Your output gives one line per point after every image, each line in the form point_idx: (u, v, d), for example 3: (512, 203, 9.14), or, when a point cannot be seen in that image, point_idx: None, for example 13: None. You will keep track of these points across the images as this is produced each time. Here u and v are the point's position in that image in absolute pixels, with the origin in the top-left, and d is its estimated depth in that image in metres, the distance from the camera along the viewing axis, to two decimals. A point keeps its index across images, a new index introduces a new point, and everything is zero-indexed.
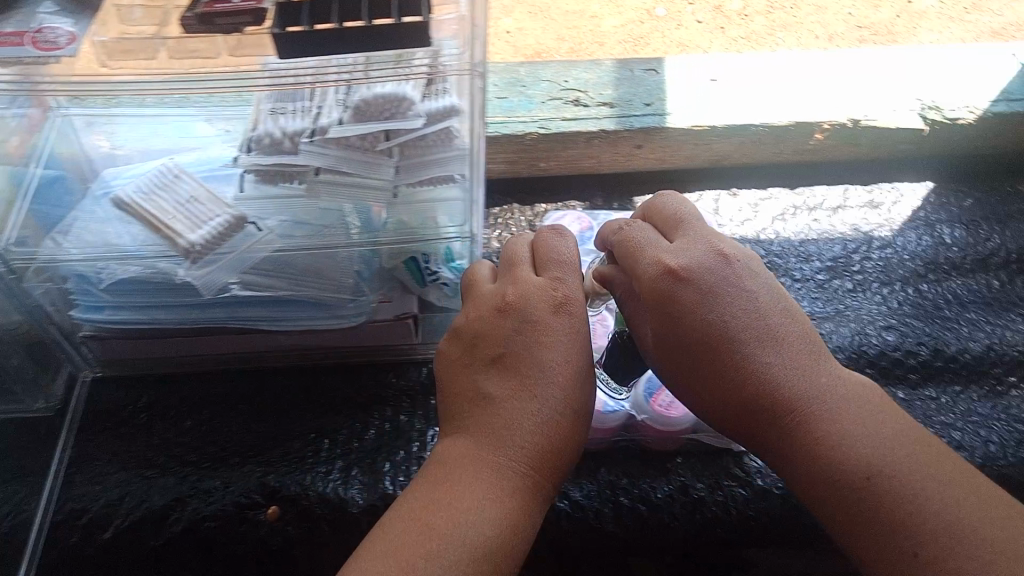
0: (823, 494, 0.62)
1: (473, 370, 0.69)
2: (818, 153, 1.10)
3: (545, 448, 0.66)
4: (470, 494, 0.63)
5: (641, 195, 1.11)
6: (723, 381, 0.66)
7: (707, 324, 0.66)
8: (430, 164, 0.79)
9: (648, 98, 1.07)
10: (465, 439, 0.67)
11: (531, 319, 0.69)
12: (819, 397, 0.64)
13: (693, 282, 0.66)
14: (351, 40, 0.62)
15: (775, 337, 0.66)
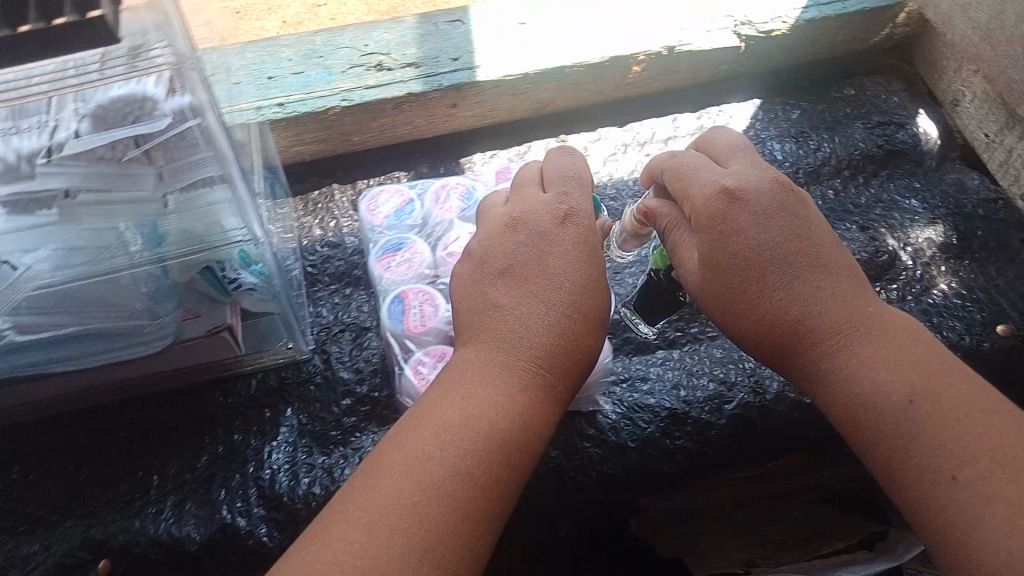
0: (846, 381, 0.66)
1: (481, 287, 0.71)
2: (641, 85, 1.06)
3: (553, 350, 0.67)
4: (493, 394, 0.64)
5: (469, 155, 1.04)
6: (752, 302, 0.70)
7: (760, 245, 0.70)
8: (192, 167, 0.68)
9: (455, 52, 1.00)
10: (473, 354, 0.67)
11: (541, 234, 0.73)
12: (849, 326, 0.68)
13: (751, 204, 0.71)
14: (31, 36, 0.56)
15: (806, 252, 0.71)
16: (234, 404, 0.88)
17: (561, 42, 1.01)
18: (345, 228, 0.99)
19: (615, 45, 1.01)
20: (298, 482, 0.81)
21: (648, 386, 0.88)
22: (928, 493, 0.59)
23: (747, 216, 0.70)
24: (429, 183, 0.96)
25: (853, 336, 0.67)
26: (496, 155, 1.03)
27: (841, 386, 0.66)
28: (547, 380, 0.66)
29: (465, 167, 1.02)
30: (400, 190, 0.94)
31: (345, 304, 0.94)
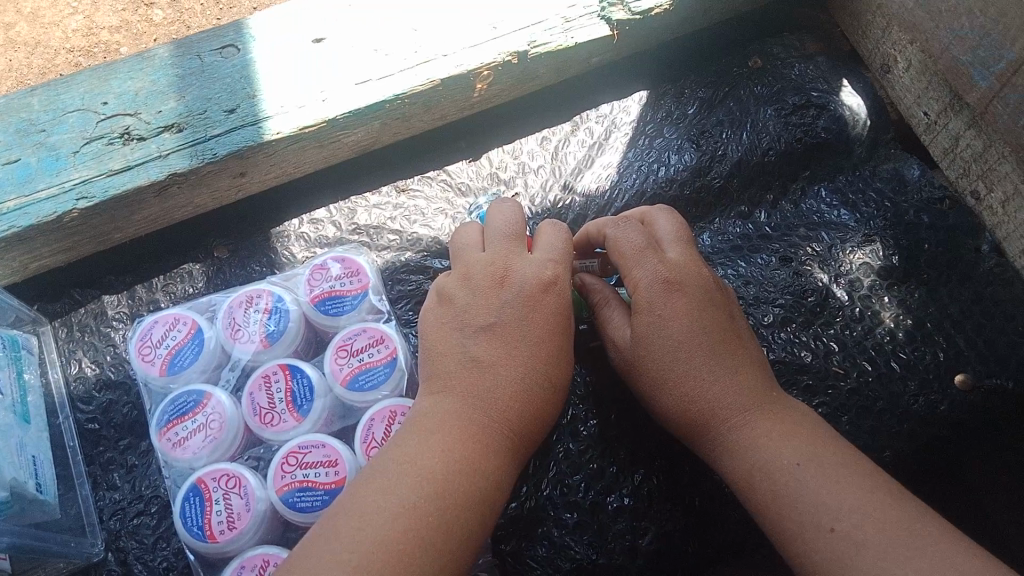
0: (742, 454, 0.55)
1: (458, 337, 0.59)
2: (495, 101, 0.82)
3: (533, 395, 0.58)
4: (466, 444, 0.54)
5: (283, 223, 0.80)
6: (669, 379, 0.58)
7: (689, 333, 0.58)
8: None
9: (231, 99, 0.73)
10: (443, 403, 0.57)
11: (532, 287, 0.60)
12: (765, 413, 0.56)
13: (687, 291, 0.59)
14: None
15: (730, 328, 0.60)
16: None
17: (378, 65, 0.75)
18: (126, 355, 0.74)
19: (444, 61, 0.75)
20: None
21: (543, 527, 0.70)
22: (810, 544, 0.49)
23: (684, 314, 0.58)
24: (227, 294, 0.71)
25: (758, 415, 0.56)
26: (318, 222, 0.79)
27: (737, 458, 0.56)
28: (524, 434, 0.57)
29: (278, 243, 0.78)
30: (179, 317, 0.68)
31: (142, 467, 0.70)
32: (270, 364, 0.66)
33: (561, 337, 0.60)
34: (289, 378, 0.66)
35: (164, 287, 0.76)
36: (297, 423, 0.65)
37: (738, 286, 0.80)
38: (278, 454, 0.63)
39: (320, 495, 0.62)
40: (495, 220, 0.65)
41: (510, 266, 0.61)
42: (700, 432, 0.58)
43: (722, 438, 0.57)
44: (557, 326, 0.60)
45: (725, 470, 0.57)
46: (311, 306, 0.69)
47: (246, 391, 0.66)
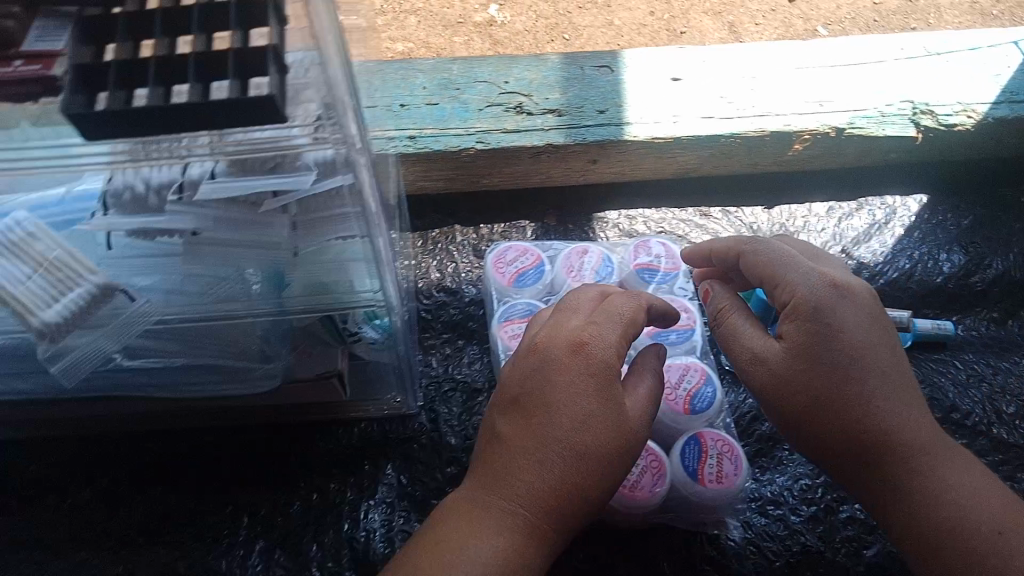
0: (938, 499, 0.59)
1: (494, 412, 0.61)
2: (798, 164, 0.96)
3: (567, 464, 0.56)
4: (482, 526, 0.55)
5: (604, 211, 0.95)
6: (841, 393, 0.60)
7: (861, 341, 0.60)
8: (331, 223, 0.63)
9: (602, 103, 0.90)
10: (466, 489, 0.58)
11: (549, 358, 0.59)
12: (951, 481, 0.59)
13: (854, 293, 0.62)
14: (157, 122, 0.43)
15: (896, 357, 0.62)
16: (335, 451, 0.81)
17: (722, 108, 0.91)
18: (464, 275, 0.91)
19: (777, 120, 0.90)
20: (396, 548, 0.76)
21: (782, 511, 0.78)
22: None
23: (859, 318, 0.61)
24: (563, 245, 0.87)
25: (935, 458, 0.60)
26: (636, 218, 0.94)
27: (935, 509, 0.58)
28: (569, 494, 0.56)
29: (597, 226, 0.94)
30: (529, 249, 0.85)
31: (456, 357, 0.87)
32: None
33: (591, 398, 0.57)
34: None
35: (500, 231, 0.93)
36: None
37: (989, 373, 0.86)
38: None
39: None
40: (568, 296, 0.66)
41: (546, 336, 0.61)
42: (867, 458, 0.61)
43: (905, 479, 0.60)
44: (592, 390, 0.58)
45: (902, 529, 0.60)
46: (633, 271, 0.83)
47: None
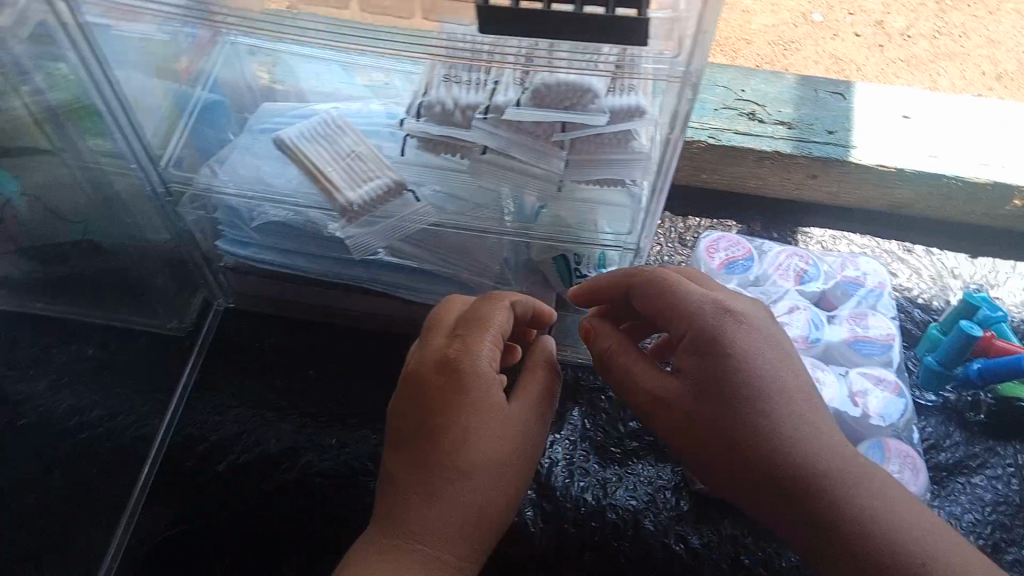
0: (846, 534, 0.57)
1: (396, 424, 0.62)
2: (1014, 220, 0.97)
3: (422, 480, 0.59)
4: (417, 561, 0.58)
5: (810, 227, 1.00)
6: (737, 428, 0.60)
7: (735, 386, 0.60)
8: (601, 165, 0.72)
9: (832, 124, 0.95)
10: (387, 502, 0.60)
11: (454, 365, 0.61)
12: (846, 501, 0.58)
13: (724, 337, 0.61)
14: (543, 26, 0.52)
15: (773, 385, 0.61)
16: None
17: (948, 149, 0.94)
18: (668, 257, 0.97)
19: (1001, 171, 0.93)
20: (573, 481, 0.83)
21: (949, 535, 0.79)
22: None
23: (753, 341, 0.62)
24: (773, 245, 0.93)
25: (841, 484, 0.59)
26: (841, 239, 0.99)
27: (865, 543, 0.57)
28: (487, 510, 0.60)
29: (801, 238, 0.99)
30: (740, 241, 0.91)
31: None
32: (796, 301, 0.87)
33: (481, 412, 0.60)
34: (807, 314, 0.86)
35: (709, 225, 1.00)
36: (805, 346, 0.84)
37: None
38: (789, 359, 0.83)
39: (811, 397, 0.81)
40: (450, 303, 0.70)
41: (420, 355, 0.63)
42: (790, 493, 0.59)
43: (809, 509, 0.59)
44: (454, 399, 0.60)
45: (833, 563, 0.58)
46: (838, 282, 0.89)
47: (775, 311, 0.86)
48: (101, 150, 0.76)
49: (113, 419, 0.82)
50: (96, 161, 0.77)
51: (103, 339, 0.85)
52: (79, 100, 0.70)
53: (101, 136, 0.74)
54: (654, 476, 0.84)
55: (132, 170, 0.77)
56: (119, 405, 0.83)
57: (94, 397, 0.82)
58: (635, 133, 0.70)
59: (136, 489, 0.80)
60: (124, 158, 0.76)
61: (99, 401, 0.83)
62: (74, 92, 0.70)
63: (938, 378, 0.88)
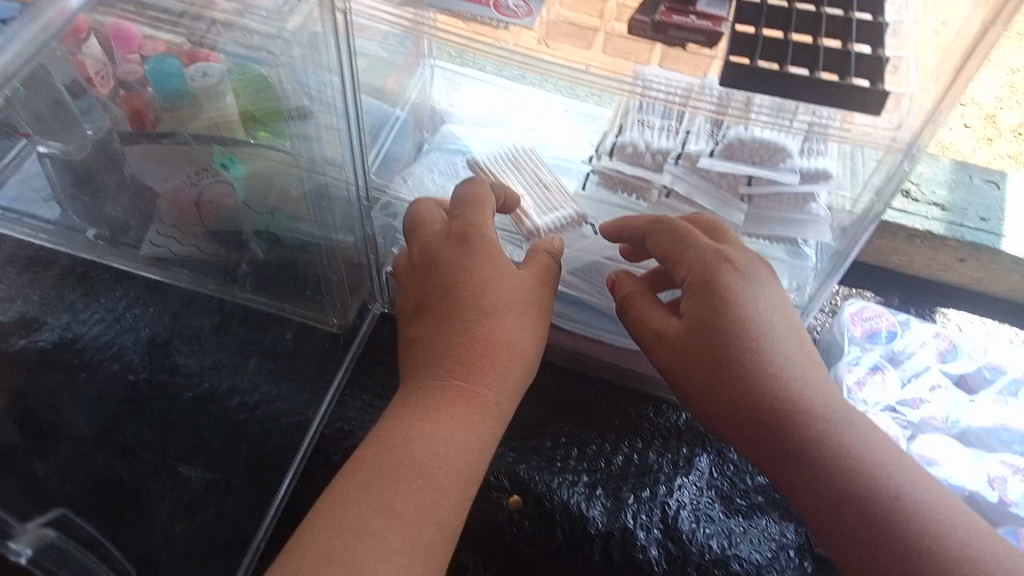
0: (821, 463, 0.62)
1: (423, 290, 0.71)
2: None
3: (463, 347, 0.66)
4: (457, 405, 0.64)
5: (946, 309, 1.00)
6: (729, 362, 0.66)
7: (703, 310, 0.68)
8: (774, 223, 0.76)
9: (985, 212, 0.97)
10: (421, 363, 0.68)
11: (462, 240, 0.71)
12: (824, 431, 0.63)
13: (713, 280, 0.68)
14: (787, 85, 0.56)
15: (759, 322, 0.67)
16: (661, 426, 0.90)
17: None
18: None
19: None
20: (699, 527, 0.83)
21: None
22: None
23: (737, 283, 0.68)
24: (916, 320, 0.94)
25: (813, 417, 0.64)
26: (979, 324, 0.98)
27: (843, 472, 0.61)
28: (500, 378, 0.66)
29: (938, 318, 0.99)
30: (884, 311, 0.92)
31: None
32: (938, 380, 0.88)
33: (493, 278, 0.69)
34: (944, 392, 0.88)
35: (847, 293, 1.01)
36: (942, 425, 0.85)
37: None
38: (934, 441, 0.83)
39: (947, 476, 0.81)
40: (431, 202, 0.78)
41: (463, 229, 0.72)
42: (773, 424, 0.64)
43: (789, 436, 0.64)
44: (477, 274, 0.69)
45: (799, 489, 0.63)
46: (982, 367, 0.90)
47: (918, 388, 0.88)
48: (328, 155, 0.80)
49: (271, 404, 0.86)
50: (320, 162, 0.81)
51: (272, 326, 0.92)
52: (318, 108, 0.75)
53: (332, 141, 0.78)
54: (779, 534, 0.84)
55: (346, 172, 0.81)
56: (277, 393, 0.87)
57: (253, 379, 0.87)
58: (813, 196, 0.74)
59: (286, 477, 0.83)
60: (341, 161, 0.80)
61: (261, 385, 0.87)
62: (318, 103, 0.74)
63: None
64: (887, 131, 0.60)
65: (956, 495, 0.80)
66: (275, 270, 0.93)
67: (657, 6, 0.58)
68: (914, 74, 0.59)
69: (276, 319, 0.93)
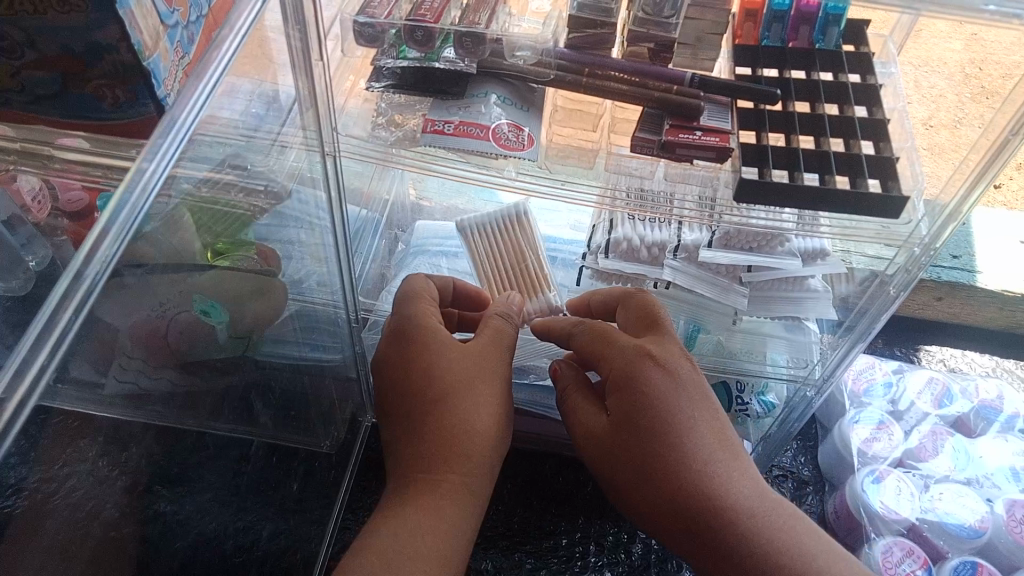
0: (749, 565, 0.57)
1: (384, 385, 0.68)
2: None
3: (428, 436, 0.63)
4: (430, 493, 0.61)
5: (928, 346, 1.02)
6: (648, 459, 0.60)
7: (632, 400, 0.62)
8: (776, 302, 0.74)
9: (957, 249, 0.99)
10: (398, 465, 0.65)
11: (416, 329, 0.68)
12: (758, 534, 0.58)
13: (641, 374, 0.62)
14: (803, 194, 0.54)
15: (681, 420, 0.61)
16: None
17: None
18: None
19: None
20: None
21: None
22: None
23: (661, 379, 0.62)
24: (904, 368, 0.96)
25: (747, 520, 0.58)
26: (962, 357, 1.01)
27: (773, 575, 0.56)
28: (468, 464, 0.63)
29: (922, 355, 1.01)
30: (871, 364, 0.95)
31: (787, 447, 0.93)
32: (939, 426, 0.88)
33: (446, 356, 0.66)
34: (949, 438, 0.87)
35: None
36: (952, 471, 0.84)
37: None
38: (947, 491, 0.82)
39: (968, 526, 0.79)
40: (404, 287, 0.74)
41: (408, 317, 0.69)
42: (696, 529, 0.59)
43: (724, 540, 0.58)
44: (428, 357, 0.66)
45: None
46: (978, 407, 0.90)
47: (922, 436, 0.87)
48: (314, 267, 0.77)
49: (273, 541, 0.79)
50: (306, 280, 0.77)
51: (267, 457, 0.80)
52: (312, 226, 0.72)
53: (316, 250, 0.75)
54: None
55: (332, 289, 0.80)
56: (277, 529, 0.79)
57: (249, 517, 0.77)
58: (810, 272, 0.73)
59: None
60: (329, 279, 0.79)
61: (258, 521, 0.78)
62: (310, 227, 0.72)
63: None
64: (902, 226, 0.58)
65: (977, 543, 0.78)
66: (271, 398, 0.80)
67: (659, 125, 0.57)
68: (919, 166, 0.57)
69: (272, 450, 0.81)
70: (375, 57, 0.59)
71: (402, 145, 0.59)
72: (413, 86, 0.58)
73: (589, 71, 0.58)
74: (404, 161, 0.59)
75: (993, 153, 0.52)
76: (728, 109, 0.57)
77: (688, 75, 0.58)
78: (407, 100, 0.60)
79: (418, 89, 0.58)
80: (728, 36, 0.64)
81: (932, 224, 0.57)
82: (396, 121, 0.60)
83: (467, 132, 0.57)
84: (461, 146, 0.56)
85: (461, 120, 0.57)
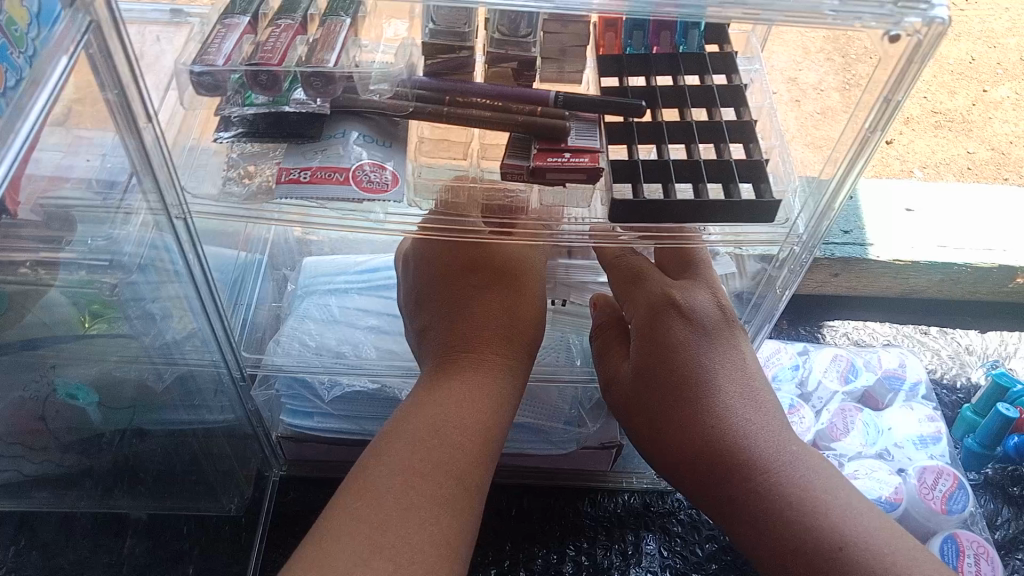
0: (767, 513, 0.58)
1: (427, 274, 0.68)
2: (1022, 295, 1.02)
3: (487, 332, 0.65)
4: (474, 395, 0.62)
5: (832, 321, 1.04)
6: (675, 405, 0.63)
7: (662, 340, 0.63)
8: None
9: (846, 225, 1.01)
10: (436, 357, 0.65)
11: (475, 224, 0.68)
12: (779, 484, 0.59)
13: (670, 314, 0.63)
14: (673, 211, 0.53)
15: (705, 369, 0.63)
16: (602, 517, 0.87)
17: (955, 240, 1.00)
18: None
19: (1002, 254, 0.99)
20: None
21: None
22: None
23: (687, 323, 0.63)
24: (808, 347, 0.97)
25: (771, 471, 0.59)
26: (864, 327, 1.04)
27: (794, 525, 0.57)
28: (513, 364, 0.65)
29: (826, 331, 1.03)
30: (779, 347, 0.96)
31: None
32: (847, 403, 0.90)
33: (501, 252, 0.67)
34: (859, 413, 0.89)
35: None
36: (863, 447, 0.86)
37: None
38: (861, 468, 0.83)
39: (883, 500, 0.80)
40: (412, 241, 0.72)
41: None
42: (719, 471, 0.61)
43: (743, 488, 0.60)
44: (486, 250, 0.67)
45: (755, 543, 0.59)
46: (882, 378, 0.92)
47: (830, 414, 0.89)
48: (178, 330, 0.69)
49: None
50: (173, 343, 0.70)
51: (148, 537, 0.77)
52: (166, 283, 0.64)
53: (181, 315, 0.68)
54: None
55: (213, 353, 0.72)
56: None
57: None
58: None
59: None
60: (204, 342, 0.71)
61: None
62: (169, 291, 0.65)
63: (981, 459, 0.88)
64: (782, 227, 0.57)
65: (892, 514, 0.79)
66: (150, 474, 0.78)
67: (527, 149, 0.55)
68: (791, 164, 0.58)
69: (155, 528, 0.78)
70: (219, 106, 0.54)
71: (262, 198, 0.55)
72: (264, 130, 0.55)
73: (450, 99, 0.55)
74: (276, 213, 0.55)
75: (855, 147, 0.49)
76: (595, 125, 0.55)
77: (553, 93, 0.56)
78: (261, 148, 0.57)
79: (270, 134, 0.55)
80: (590, 46, 0.62)
81: (811, 219, 0.56)
82: (249, 173, 0.56)
83: (324, 178, 0.53)
84: (321, 193, 0.54)
85: (316, 166, 0.54)
